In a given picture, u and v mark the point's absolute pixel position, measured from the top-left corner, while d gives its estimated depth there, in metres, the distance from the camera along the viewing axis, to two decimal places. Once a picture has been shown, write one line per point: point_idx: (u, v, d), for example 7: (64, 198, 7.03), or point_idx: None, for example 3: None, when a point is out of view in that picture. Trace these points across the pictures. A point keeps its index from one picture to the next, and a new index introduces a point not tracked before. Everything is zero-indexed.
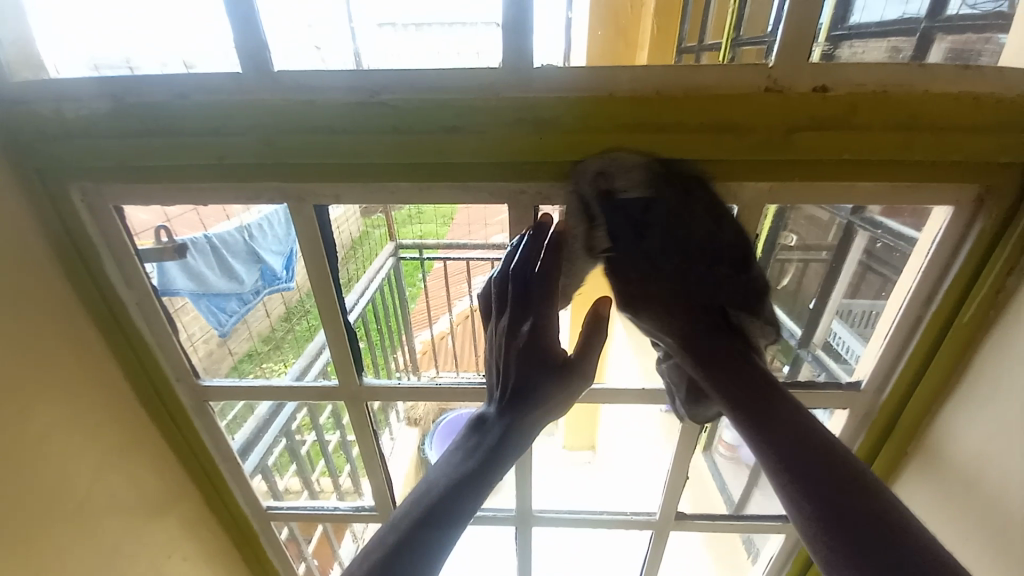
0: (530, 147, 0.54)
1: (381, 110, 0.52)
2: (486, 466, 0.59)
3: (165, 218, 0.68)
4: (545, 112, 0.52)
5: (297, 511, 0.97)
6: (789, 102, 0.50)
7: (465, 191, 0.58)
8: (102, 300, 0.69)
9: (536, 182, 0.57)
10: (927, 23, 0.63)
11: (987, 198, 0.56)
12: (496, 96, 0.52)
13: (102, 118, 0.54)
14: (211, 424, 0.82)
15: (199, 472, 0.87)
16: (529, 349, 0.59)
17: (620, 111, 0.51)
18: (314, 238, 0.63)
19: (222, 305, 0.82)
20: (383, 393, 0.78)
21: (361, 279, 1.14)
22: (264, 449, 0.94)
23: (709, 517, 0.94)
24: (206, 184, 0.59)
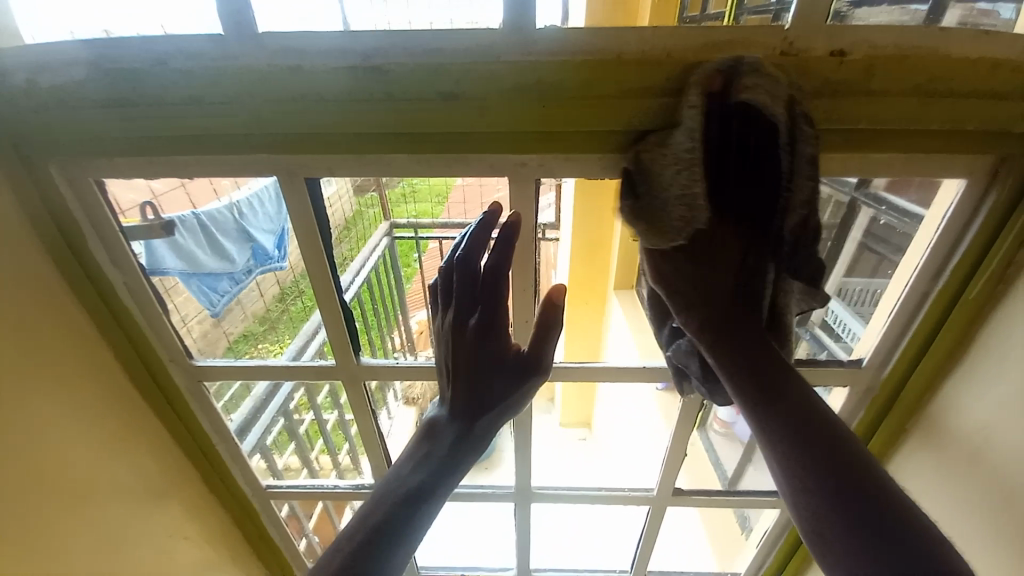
0: (533, 116, 0.52)
1: (376, 76, 0.49)
2: (444, 465, 0.59)
3: (151, 195, 0.65)
4: (548, 77, 0.49)
5: (298, 489, 0.97)
6: (804, 67, 0.48)
7: (464, 163, 0.56)
8: (88, 279, 0.67)
9: (538, 154, 0.55)
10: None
11: (1002, 171, 0.54)
12: (497, 59, 0.49)
13: (74, 84, 0.51)
14: (207, 404, 0.81)
15: (197, 452, 0.86)
16: (478, 345, 0.59)
17: (625, 77, 0.49)
18: (306, 214, 0.62)
19: (213, 284, 0.75)
20: (381, 372, 0.77)
21: (354, 260, 1.12)
22: (263, 430, 0.94)
23: (705, 494, 0.94)
24: (192, 157, 0.56)
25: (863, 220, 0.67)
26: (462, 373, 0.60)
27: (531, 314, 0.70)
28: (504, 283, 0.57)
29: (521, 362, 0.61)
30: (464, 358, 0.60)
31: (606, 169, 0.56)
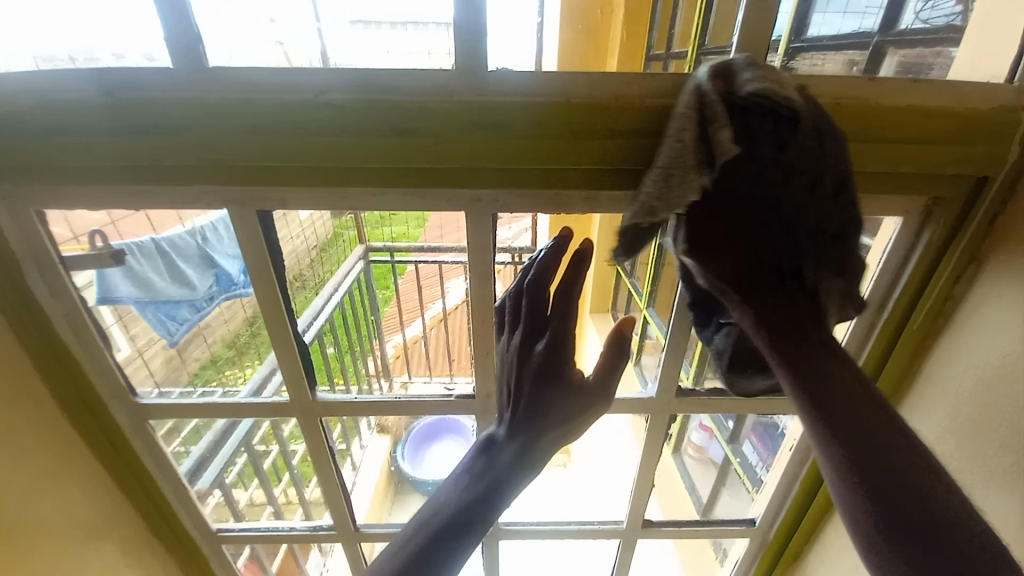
0: (487, 152, 0.52)
1: (328, 111, 0.49)
2: (495, 491, 0.57)
3: (108, 223, 0.63)
4: (500, 117, 0.50)
5: (251, 532, 0.91)
6: None
7: (420, 197, 0.56)
8: (23, 313, 0.63)
9: (494, 189, 0.55)
10: (879, 36, 0.65)
11: (935, 210, 0.58)
12: (448, 98, 0.50)
13: (9, 112, 0.49)
14: (151, 442, 0.76)
15: (141, 494, 0.81)
16: (547, 371, 0.55)
17: (574, 118, 0.50)
18: (259, 246, 0.60)
19: (172, 313, 0.76)
20: (339, 407, 0.75)
21: (327, 283, 1.10)
22: (219, 469, 0.89)
23: (675, 522, 0.92)
24: (137, 188, 0.55)
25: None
26: (527, 398, 0.57)
27: (492, 346, 0.69)
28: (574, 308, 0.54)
29: (581, 387, 0.57)
30: (530, 382, 0.56)
31: (560, 205, 0.57)
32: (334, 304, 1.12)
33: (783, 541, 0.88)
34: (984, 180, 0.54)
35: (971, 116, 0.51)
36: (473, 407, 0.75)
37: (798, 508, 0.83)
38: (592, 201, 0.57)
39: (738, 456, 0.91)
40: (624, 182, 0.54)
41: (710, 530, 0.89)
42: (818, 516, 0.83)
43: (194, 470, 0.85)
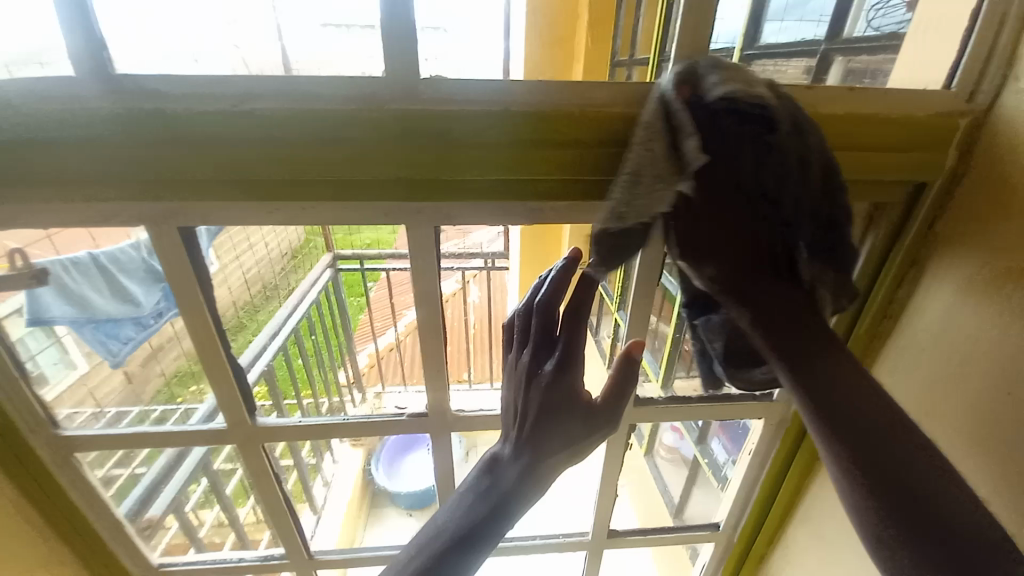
0: (418, 161, 0.49)
1: (251, 120, 0.46)
2: (493, 515, 0.52)
3: (44, 237, 0.55)
4: (437, 127, 0.47)
5: (195, 566, 0.84)
6: None
7: (361, 210, 0.53)
8: None
9: (438, 201, 0.52)
10: (826, 44, 0.61)
11: (877, 216, 0.59)
12: (382, 107, 0.48)
13: None
14: (83, 482, 0.69)
15: (74, 534, 0.73)
16: (553, 393, 0.52)
17: (522, 129, 0.48)
18: (180, 262, 0.55)
19: (115, 331, 0.66)
20: (280, 434, 0.70)
21: (291, 294, 1.04)
22: (169, 500, 0.82)
23: (640, 529, 0.91)
24: (32, 206, 0.49)
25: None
26: (530, 419, 0.53)
27: (445, 362, 0.67)
28: (582, 328, 0.52)
29: (587, 410, 0.53)
30: (535, 401, 0.53)
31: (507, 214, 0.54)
32: (298, 315, 1.05)
33: (747, 543, 0.87)
34: (921, 186, 0.55)
35: (910, 123, 0.51)
36: (428, 424, 0.72)
37: (760, 511, 0.82)
38: (540, 210, 0.54)
39: (706, 456, 0.88)
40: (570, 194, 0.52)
41: (675, 536, 0.88)
42: (779, 520, 0.82)
43: (135, 508, 0.77)
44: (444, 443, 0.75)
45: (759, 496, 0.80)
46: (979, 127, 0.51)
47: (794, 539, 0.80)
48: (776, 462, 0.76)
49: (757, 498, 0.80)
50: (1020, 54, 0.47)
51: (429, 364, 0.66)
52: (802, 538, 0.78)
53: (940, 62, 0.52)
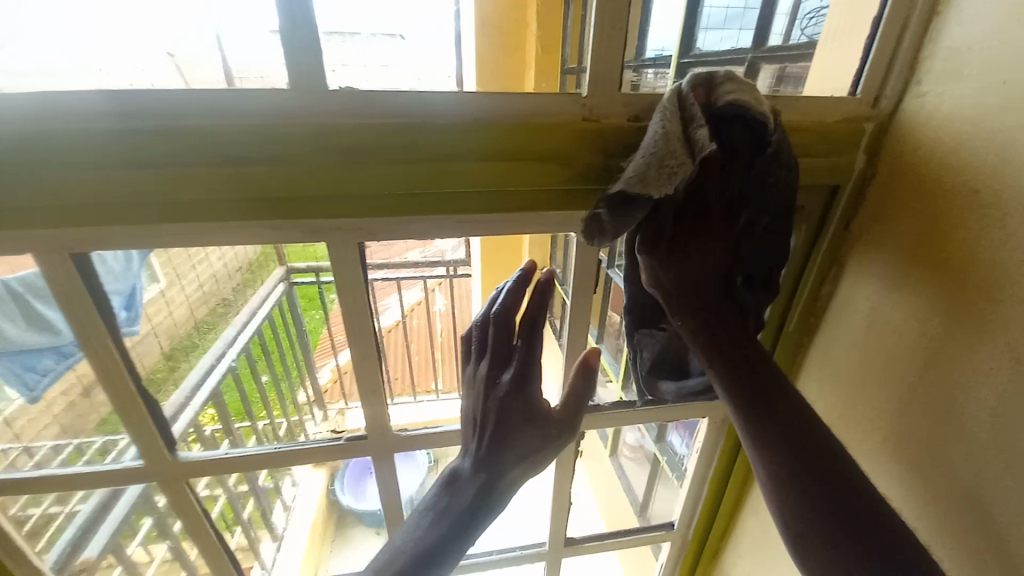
0: (335, 177, 0.41)
1: (126, 133, 0.38)
2: (459, 528, 0.53)
3: None
4: (351, 136, 0.39)
5: None
6: (648, 133, 0.43)
7: (262, 231, 0.44)
8: None
9: (354, 215, 0.43)
10: (753, 53, 0.57)
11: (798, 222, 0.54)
12: (288, 117, 0.40)
13: None
14: None
15: None
16: (512, 405, 0.53)
17: (464, 137, 0.41)
18: (73, 288, 0.48)
19: (32, 364, 0.57)
20: (205, 470, 0.62)
21: (240, 312, 0.92)
22: (109, 542, 0.74)
23: (596, 535, 0.85)
24: None
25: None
26: (492, 433, 0.53)
27: (380, 384, 0.57)
28: (539, 338, 0.53)
29: (546, 423, 0.54)
30: (498, 416, 0.53)
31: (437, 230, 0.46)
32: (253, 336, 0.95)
33: (700, 541, 0.82)
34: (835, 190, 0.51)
35: (817, 128, 0.47)
36: (367, 450, 0.62)
37: (712, 511, 0.78)
38: (481, 223, 0.45)
39: (665, 454, 0.83)
40: (505, 210, 0.45)
41: (629, 540, 0.83)
42: (729, 520, 0.78)
43: (63, 559, 0.71)
44: (387, 470, 0.66)
45: (709, 494, 0.76)
46: (886, 131, 0.47)
47: (742, 541, 0.76)
48: (721, 461, 0.72)
49: (706, 496, 0.77)
50: (921, 57, 0.44)
51: (360, 387, 0.56)
52: (748, 539, 0.75)
53: (845, 65, 0.48)
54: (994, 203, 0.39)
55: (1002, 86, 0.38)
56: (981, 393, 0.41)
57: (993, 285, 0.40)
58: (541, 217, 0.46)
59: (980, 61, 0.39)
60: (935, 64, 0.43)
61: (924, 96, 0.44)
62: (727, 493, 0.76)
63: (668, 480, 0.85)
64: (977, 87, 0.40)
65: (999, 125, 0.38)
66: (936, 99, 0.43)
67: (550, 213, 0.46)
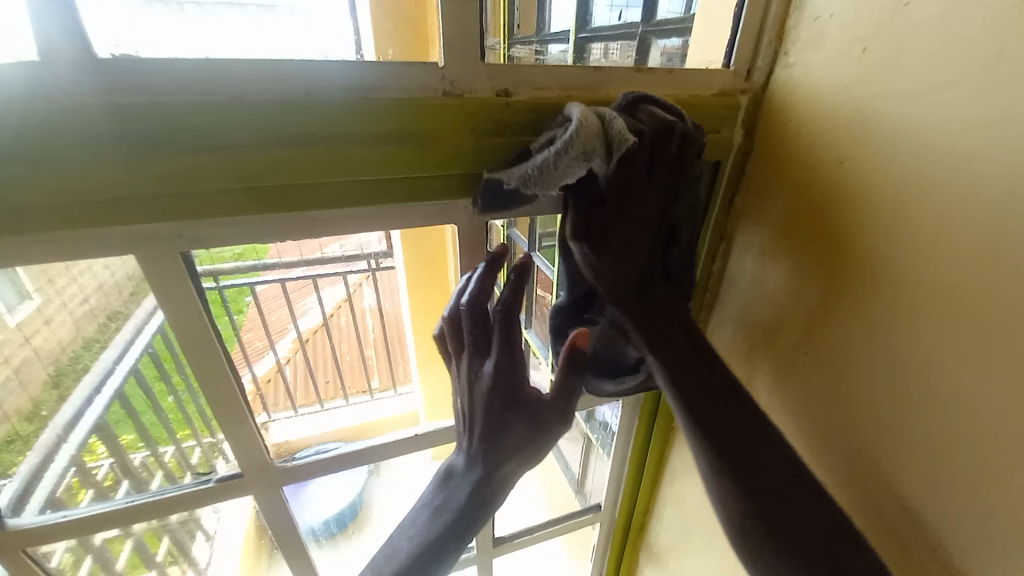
0: (144, 172, 0.33)
1: None
2: (453, 529, 0.49)
3: None
4: (160, 122, 0.32)
5: None
6: (504, 109, 0.39)
7: (45, 250, 0.35)
8: None
9: (168, 222, 0.36)
10: (641, 27, 0.51)
11: None
12: (64, 98, 0.31)
13: None
14: None
15: None
16: (498, 402, 0.46)
17: (310, 116, 0.34)
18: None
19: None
20: (42, 536, 0.51)
21: (116, 328, 0.53)
22: None
23: (526, 528, 0.84)
24: None
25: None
26: (480, 435, 0.48)
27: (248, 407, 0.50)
28: (516, 328, 0.44)
29: (533, 418, 0.47)
30: (487, 417, 0.47)
31: (281, 232, 0.39)
32: (149, 347, 0.57)
33: (627, 515, 0.84)
34: (719, 164, 0.51)
35: (701, 101, 0.46)
36: (246, 489, 0.56)
37: (634, 486, 0.79)
38: (334, 219, 0.40)
39: (593, 433, 0.83)
40: (366, 196, 0.39)
41: (563, 527, 0.84)
42: (650, 493, 0.80)
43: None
44: (274, 501, 0.59)
45: (630, 470, 0.77)
46: (761, 103, 0.48)
47: (663, 513, 0.79)
48: (639, 438, 0.73)
49: (629, 473, 0.78)
50: (788, 27, 0.44)
51: (218, 418, 0.49)
52: (669, 511, 0.77)
53: (718, 39, 0.48)
54: (858, 167, 0.40)
55: (863, 53, 0.39)
56: (854, 348, 0.43)
57: (889, 247, 0.39)
58: (407, 202, 0.40)
59: (837, 32, 0.40)
60: (800, 34, 0.43)
61: (792, 67, 0.45)
62: (644, 469, 0.77)
63: (599, 457, 0.83)
64: (837, 55, 0.41)
65: (862, 89, 0.39)
66: (802, 70, 0.44)
67: (416, 198, 0.40)
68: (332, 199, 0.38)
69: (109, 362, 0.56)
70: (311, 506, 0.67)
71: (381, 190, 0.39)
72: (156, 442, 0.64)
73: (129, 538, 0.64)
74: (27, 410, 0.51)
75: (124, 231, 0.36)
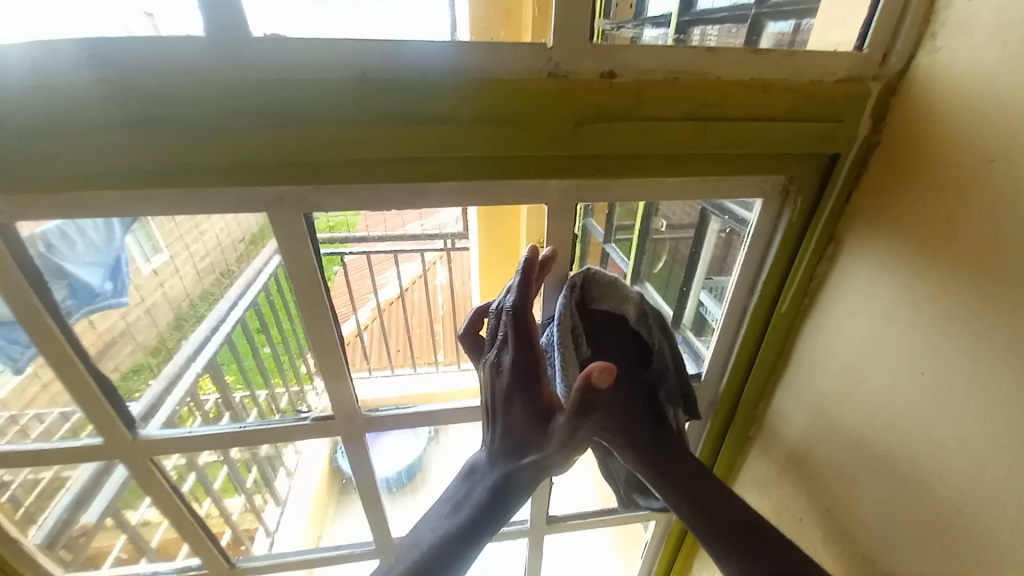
0: (275, 140, 0.37)
1: (34, 97, 0.33)
2: (469, 529, 0.49)
3: None
4: (291, 97, 0.36)
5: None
6: (600, 91, 0.39)
7: (192, 204, 0.40)
8: None
9: (291, 185, 0.40)
10: (755, 7, 0.48)
11: (792, 188, 0.48)
12: (214, 73, 0.35)
13: None
14: None
15: None
16: (513, 394, 0.46)
17: (420, 95, 0.37)
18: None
19: (11, 335, 0.50)
20: (167, 448, 0.60)
21: (235, 282, 0.64)
22: (103, 515, 0.70)
23: (579, 514, 0.85)
24: None
25: (712, 237, 0.58)
26: (504, 425, 0.48)
27: (341, 358, 0.55)
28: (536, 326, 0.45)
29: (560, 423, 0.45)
30: (509, 409, 0.47)
31: (385, 201, 0.42)
32: (258, 295, 0.68)
33: (685, 519, 0.81)
34: (836, 156, 0.46)
35: (820, 87, 0.42)
36: (334, 431, 0.62)
37: None
38: (431, 193, 0.42)
39: None
40: (458, 172, 0.41)
41: (616, 518, 0.83)
42: None
43: (53, 536, 0.69)
44: (353, 447, 0.64)
45: None
46: (894, 92, 0.43)
47: None
48: None
49: None
50: (938, 6, 0.39)
51: (322, 364, 0.54)
52: None
53: (848, 20, 0.43)
54: (1008, 171, 0.35)
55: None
56: (976, 383, 0.38)
57: None
58: (495, 178, 0.42)
59: (994, 15, 0.35)
60: (952, 14, 0.38)
61: (938, 52, 0.39)
62: None
63: None
64: (993, 42, 0.35)
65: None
66: (950, 55, 0.38)
67: (503, 175, 0.42)
68: (430, 174, 0.41)
69: (221, 313, 0.68)
70: (383, 457, 0.73)
71: (475, 167, 0.41)
72: (252, 384, 0.75)
73: (225, 463, 0.76)
74: (153, 344, 0.61)
75: (255, 192, 0.41)
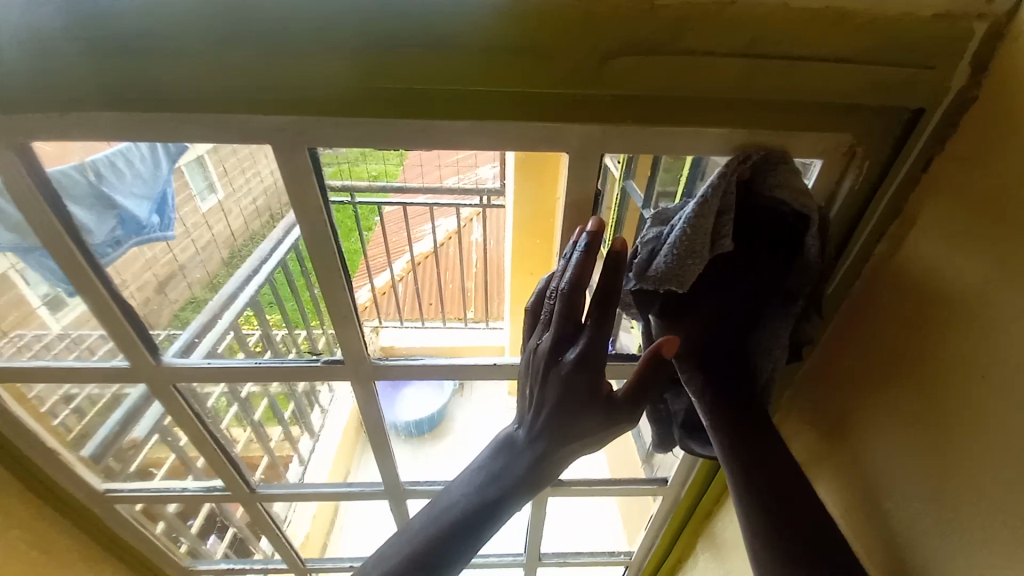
0: (279, 65, 0.35)
1: (42, 11, 0.33)
2: (505, 497, 0.49)
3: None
4: (292, 17, 0.33)
5: (137, 495, 0.80)
6: (637, 19, 0.34)
7: (199, 132, 0.39)
8: None
9: (296, 115, 0.38)
10: None
11: (858, 151, 0.42)
12: None
13: None
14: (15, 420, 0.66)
15: (15, 459, 0.72)
16: (574, 381, 0.44)
17: (431, 18, 0.33)
18: (25, 196, 0.45)
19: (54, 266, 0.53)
20: (186, 376, 0.62)
21: (277, 227, 0.60)
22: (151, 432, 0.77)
23: (587, 480, 0.84)
24: None
25: None
26: (554, 409, 0.46)
27: (349, 303, 0.54)
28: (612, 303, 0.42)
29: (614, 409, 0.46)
30: (566, 393, 0.45)
31: (397, 140, 0.40)
32: (294, 245, 0.63)
33: (695, 497, 0.79)
34: (918, 114, 0.39)
35: (905, 25, 0.35)
36: (344, 376, 0.63)
37: (708, 468, 0.74)
38: (446, 131, 0.39)
39: None
40: (473, 109, 0.37)
41: (624, 488, 0.82)
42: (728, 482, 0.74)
43: (100, 450, 0.76)
44: (367, 392, 0.66)
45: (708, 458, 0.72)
46: (1000, 35, 0.35)
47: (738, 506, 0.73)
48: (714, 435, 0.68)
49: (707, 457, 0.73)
50: None
51: (329, 309, 0.54)
52: None
53: None
54: None
55: None
56: None
57: None
58: (514, 119, 0.38)
59: None
60: None
61: None
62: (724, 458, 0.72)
63: None
64: None
65: None
66: None
67: (523, 115, 0.38)
68: (443, 110, 0.37)
69: (261, 256, 0.66)
70: (397, 406, 0.74)
71: (494, 106, 0.37)
72: (292, 323, 0.74)
73: (268, 394, 0.80)
74: (206, 280, 0.67)
75: (261, 122, 0.39)
